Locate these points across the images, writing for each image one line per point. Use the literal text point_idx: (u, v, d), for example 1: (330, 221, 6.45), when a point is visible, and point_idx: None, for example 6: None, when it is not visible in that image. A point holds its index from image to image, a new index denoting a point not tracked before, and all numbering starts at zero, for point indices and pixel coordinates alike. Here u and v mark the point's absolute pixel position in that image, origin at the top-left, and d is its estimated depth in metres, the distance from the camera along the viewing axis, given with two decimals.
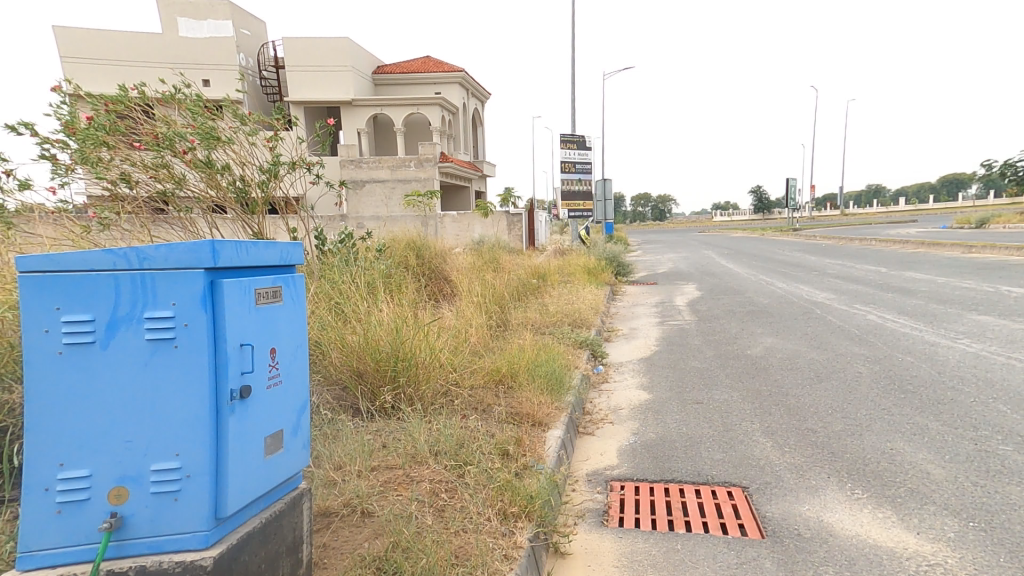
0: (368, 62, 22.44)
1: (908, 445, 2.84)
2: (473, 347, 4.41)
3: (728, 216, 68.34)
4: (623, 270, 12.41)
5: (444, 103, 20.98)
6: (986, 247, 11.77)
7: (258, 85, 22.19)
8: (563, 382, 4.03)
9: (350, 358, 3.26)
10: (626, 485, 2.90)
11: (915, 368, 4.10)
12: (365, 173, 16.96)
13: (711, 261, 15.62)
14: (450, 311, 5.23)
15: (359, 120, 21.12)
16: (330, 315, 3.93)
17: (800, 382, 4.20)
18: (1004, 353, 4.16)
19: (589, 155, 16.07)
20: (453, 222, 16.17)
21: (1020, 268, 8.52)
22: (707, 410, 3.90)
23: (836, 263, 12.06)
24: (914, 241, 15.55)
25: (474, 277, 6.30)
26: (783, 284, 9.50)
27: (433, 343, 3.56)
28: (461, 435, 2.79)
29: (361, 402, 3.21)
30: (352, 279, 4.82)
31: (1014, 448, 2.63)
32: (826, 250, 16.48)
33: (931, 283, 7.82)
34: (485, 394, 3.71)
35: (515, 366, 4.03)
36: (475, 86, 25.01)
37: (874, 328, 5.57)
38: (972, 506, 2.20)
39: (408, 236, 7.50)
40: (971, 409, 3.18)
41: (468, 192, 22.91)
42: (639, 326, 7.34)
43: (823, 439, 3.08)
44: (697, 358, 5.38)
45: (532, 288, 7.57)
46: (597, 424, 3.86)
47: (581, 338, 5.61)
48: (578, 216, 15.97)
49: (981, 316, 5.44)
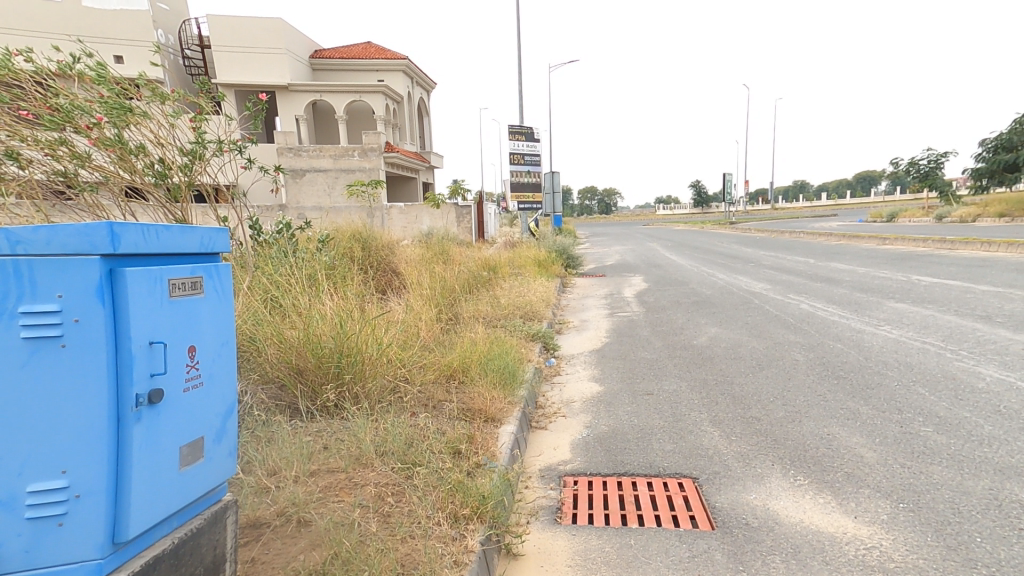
0: (305, 45, 21.30)
1: (842, 429, 3.00)
2: (423, 342, 4.26)
3: (670, 210, 71.07)
4: (572, 262, 12.53)
5: (388, 91, 20.30)
6: (900, 239, 12.81)
7: (181, 65, 20.52)
8: (515, 376, 3.95)
9: (288, 355, 3.02)
10: (580, 480, 2.88)
11: (845, 354, 4.36)
12: (305, 162, 16.11)
13: (656, 253, 16.10)
14: (397, 304, 5.02)
15: (297, 106, 20.01)
16: (265, 309, 3.63)
17: (743, 371, 4.36)
18: (919, 338, 4.51)
19: (537, 147, 16.07)
20: (400, 214, 15.73)
21: (928, 258, 9.34)
22: (657, 400, 3.98)
23: (769, 255, 12.76)
24: (837, 233, 16.72)
25: (423, 269, 6.10)
26: (724, 276, 9.92)
27: (381, 338, 3.38)
28: (411, 435, 2.65)
29: (300, 401, 2.97)
30: (290, 272, 4.50)
31: (934, 428, 2.82)
32: (761, 242, 17.43)
33: (854, 273, 8.42)
34: (436, 391, 3.57)
35: (467, 361, 3.92)
36: (421, 74, 24.34)
37: (806, 316, 5.91)
38: (902, 487, 2.32)
39: (352, 227, 7.15)
40: (895, 392, 3.40)
41: (415, 183, 22.37)
42: (589, 317, 7.43)
43: (767, 427, 3.20)
44: (646, 349, 5.49)
45: (483, 280, 7.46)
46: (549, 417, 3.83)
47: (533, 330, 5.58)
48: (527, 208, 15.98)
49: (898, 304, 5.90)
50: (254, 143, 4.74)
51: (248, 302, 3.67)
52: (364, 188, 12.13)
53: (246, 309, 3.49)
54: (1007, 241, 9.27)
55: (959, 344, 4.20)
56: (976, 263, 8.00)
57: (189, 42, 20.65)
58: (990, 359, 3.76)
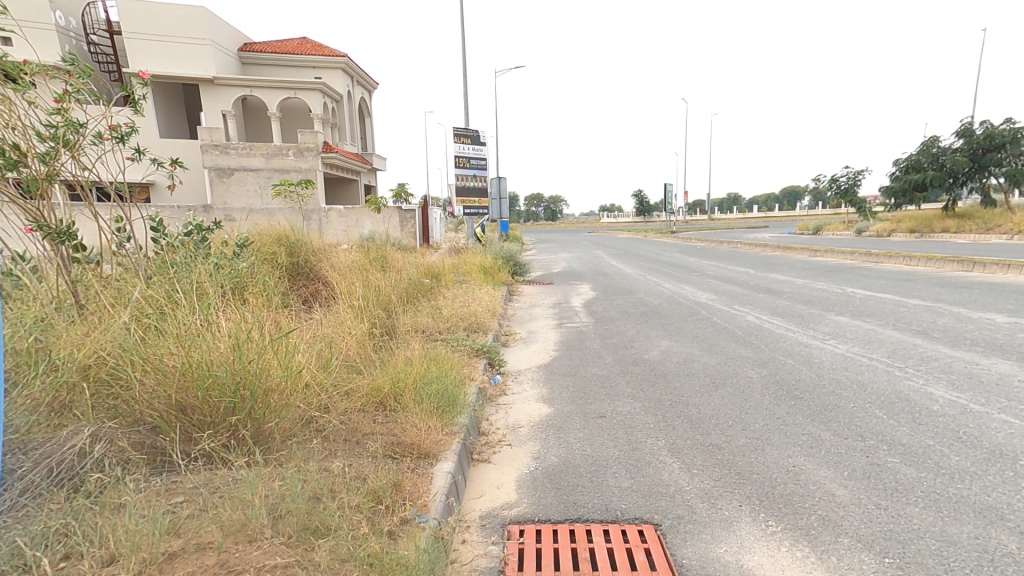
0: (231, 38, 19.82)
1: (807, 460, 2.79)
2: (350, 362, 3.71)
3: (615, 217, 73.15)
4: (520, 270, 12.19)
5: (325, 90, 19.26)
6: (829, 251, 13.51)
7: (84, 53, 18.45)
8: (456, 402, 3.47)
9: (164, 388, 2.33)
10: (526, 530, 2.46)
11: (797, 372, 4.27)
12: (233, 160, 14.86)
13: (602, 261, 16.16)
14: (322, 318, 4.43)
15: (223, 101, 18.49)
16: (144, 323, 2.92)
17: (697, 390, 4.15)
18: (867, 354, 4.51)
19: (483, 151, 15.68)
20: (339, 217, 15.12)
21: (858, 270, 9.82)
22: (611, 425, 3.65)
23: (712, 264, 13.08)
24: (772, 244, 17.52)
25: (356, 277, 5.48)
26: (671, 285, 9.95)
27: (293, 363, 2.81)
28: (323, 488, 2.15)
29: (172, 448, 2.31)
30: (185, 282, 3.79)
31: (901, 460, 2.65)
32: (702, 251, 17.98)
33: (793, 285, 8.63)
34: (362, 423, 3.05)
35: (400, 385, 3.42)
36: (360, 74, 23.32)
37: (754, 329, 5.86)
38: (883, 535, 2.09)
39: (275, 230, 6.38)
40: (853, 416, 3.27)
41: (356, 185, 21.39)
42: (536, 328, 7.09)
43: (728, 457, 2.95)
44: (597, 364, 5.20)
45: (424, 289, 6.96)
46: (493, 448, 3.39)
47: (478, 345, 5.13)
48: (473, 213, 15.54)
49: (839, 317, 5.99)
50: (139, 129, 3.95)
51: (130, 313, 2.98)
52: (295, 192, 11.24)
53: (129, 318, 2.77)
54: (925, 256, 9.90)
55: (905, 362, 4.19)
56: (901, 277, 8.43)
57: (93, 28, 18.61)
58: (938, 379, 3.72)
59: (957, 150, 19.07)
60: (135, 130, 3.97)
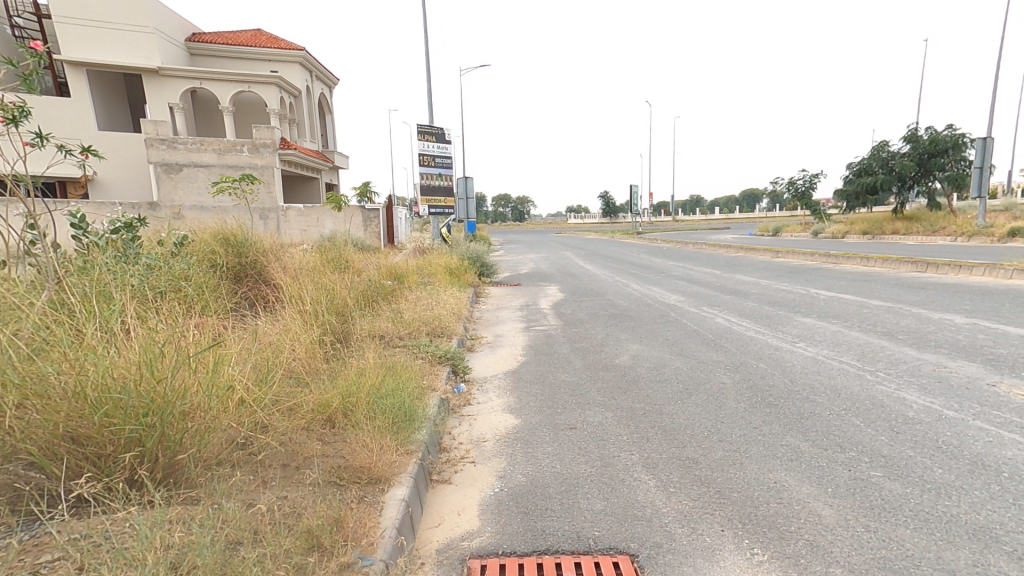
0: (178, 26, 18.72)
1: (788, 475, 2.64)
2: (294, 376, 3.32)
3: (582, 218, 73.95)
4: (487, 270, 11.88)
5: (282, 83, 18.44)
6: (790, 252, 13.83)
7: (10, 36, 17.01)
8: (415, 414, 3.10)
9: (48, 414, 1.88)
10: (488, 566, 2.18)
11: (770, 377, 4.18)
12: (182, 156, 14.05)
13: (570, 262, 16.07)
14: (269, 325, 4.02)
15: (170, 92, 17.41)
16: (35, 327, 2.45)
17: (669, 397, 3.98)
18: (837, 357, 4.47)
19: (448, 149, 15.30)
20: (299, 216, 14.58)
21: (818, 271, 10.02)
22: (581, 437, 3.43)
23: (678, 265, 13.15)
24: (735, 245, 17.89)
25: (309, 279, 5.05)
26: (638, 286, 9.89)
27: (218, 380, 2.41)
28: (245, 532, 1.78)
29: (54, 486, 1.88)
30: (97, 287, 3.30)
31: (884, 473, 2.52)
32: (668, 252, 18.19)
33: (758, 286, 8.70)
34: (304, 445, 2.67)
35: (352, 398, 3.05)
36: (320, 69, 22.50)
37: (724, 332, 5.78)
38: (876, 564, 1.93)
39: (222, 227, 5.85)
40: (829, 424, 3.17)
41: (316, 183, 20.60)
42: (503, 332, 6.83)
43: (706, 473, 2.77)
44: (566, 370, 4.97)
45: (384, 291, 6.58)
46: (454, 466, 3.09)
47: (442, 351, 4.80)
48: (438, 212, 15.14)
49: (806, 318, 6.01)
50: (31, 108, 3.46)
51: (22, 316, 2.49)
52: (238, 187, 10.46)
53: (15, 325, 2.29)
54: (881, 257, 10.18)
55: (876, 365, 4.15)
56: (860, 277, 8.62)
57: (22, 11, 17.23)
58: (909, 383, 3.67)
59: (905, 154, 19.89)
60: (27, 111, 3.49)
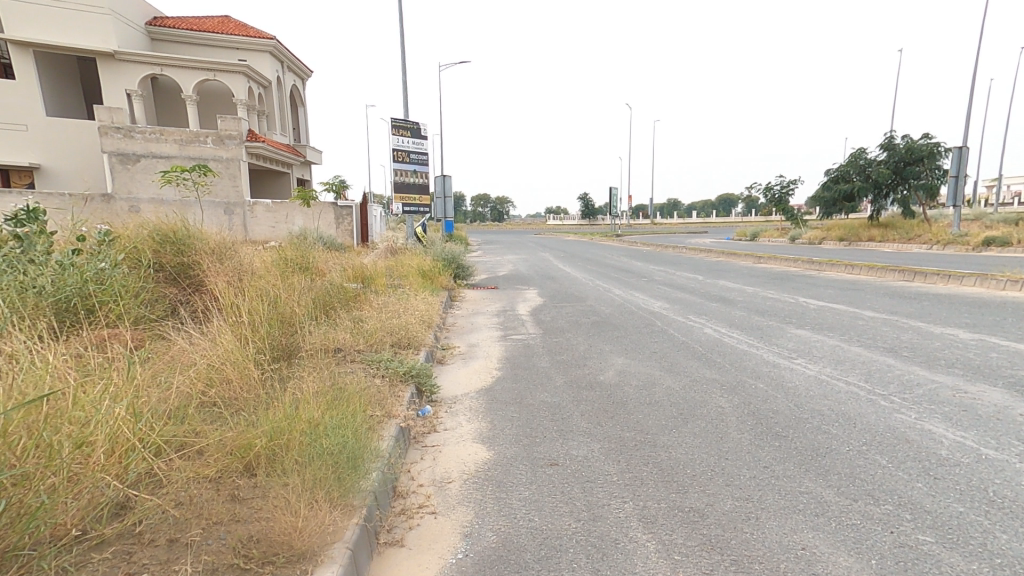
0: (137, 7, 17.52)
1: (816, 538, 2.16)
2: (212, 409, 2.66)
3: (560, 220, 73.81)
4: (463, 272, 11.23)
5: (251, 71, 17.46)
6: (771, 258, 13.63)
7: None
8: (363, 456, 2.43)
9: None
10: None
11: (773, 401, 3.73)
12: (140, 145, 13.07)
13: (549, 264, 15.59)
14: (194, 342, 3.33)
15: (127, 78, 16.28)
16: None
17: (663, 425, 3.48)
18: (842, 377, 4.06)
19: (424, 144, 14.58)
20: (267, 212, 13.74)
21: (804, 278, 9.75)
22: (564, 477, 2.90)
23: (660, 269, 12.80)
24: (716, 249, 17.72)
25: (253, 283, 4.34)
26: (621, 291, 9.44)
27: (55, 438, 1.72)
28: None
29: None
30: None
31: (936, 540, 2.06)
32: (648, 255, 17.94)
33: (744, 293, 8.36)
34: (210, 507, 2.01)
35: (282, 435, 2.40)
36: (292, 60, 21.47)
37: (715, 345, 5.35)
38: None
39: (161, 221, 5.12)
40: (852, 464, 2.71)
41: (284, 178, 19.61)
42: (477, 341, 6.26)
43: (716, 533, 2.27)
44: (545, 389, 4.42)
45: (346, 296, 5.92)
46: (409, 520, 2.50)
47: (405, 367, 4.18)
48: (412, 211, 14.46)
49: (800, 330, 5.62)
50: None
51: None
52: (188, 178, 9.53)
53: None
54: (868, 265, 9.96)
55: (888, 389, 3.73)
56: (849, 285, 8.36)
57: None
58: (932, 412, 3.26)
59: (882, 162, 20.11)
60: None
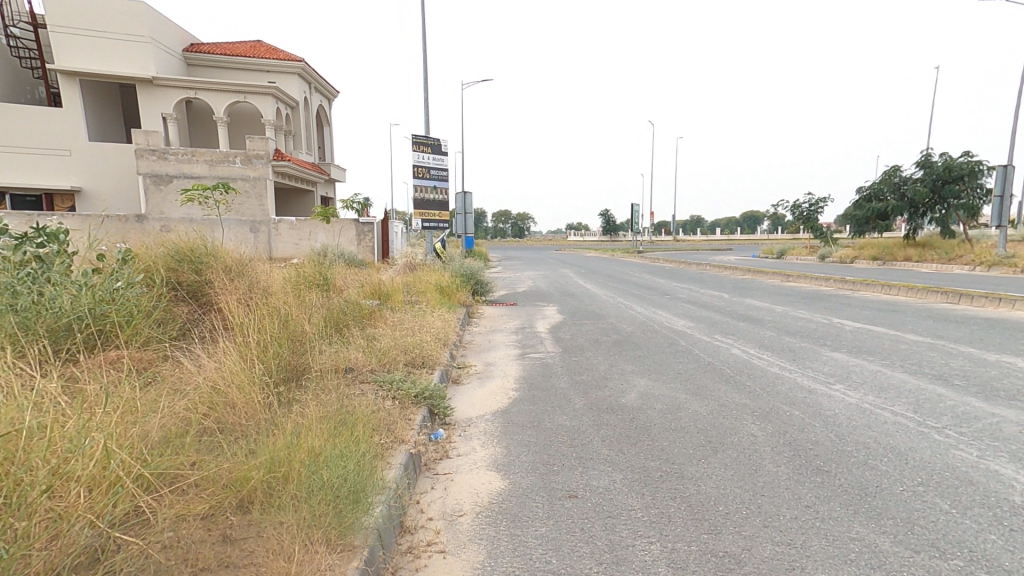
0: (174, 33, 18.29)
1: None
2: (212, 436, 2.54)
3: (580, 236, 73.61)
4: (482, 288, 11.09)
5: (279, 93, 17.95)
6: (800, 276, 13.15)
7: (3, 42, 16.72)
8: (366, 488, 2.26)
9: None
10: None
11: (812, 430, 3.43)
12: (173, 166, 13.48)
13: (569, 280, 15.39)
14: (201, 363, 3.24)
15: (162, 101, 16.90)
16: None
17: (691, 455, 3.22)
18: (888, 406, 3.74)
19: (445, 161, 14.66)
20: (290, 230, 13.94)
21: (838, 297, 9.31)
22: (584, 511, 2.67)
23: (684, 286, 12.46)
24: (741, 267, 17.27)
25: (266, 302, 4.27)
26: (643, 308, 9.17)
27: (32, 476, 1.60)
28: None
29: None
30: None
31: None
32: (671, 272, 17.57)
33: (773, 312, 8.00)
34: (199, 550, 1.87)
35: (282, 466, 2.25)
36: (319, 80, 22.04)
37: (744, 367, 5.06)
38: None
39: (180, 239, 5.13)
40: (908, 508, 2.42)
41: (308, 195, 19.98)
42: (494, 359, 6.09)
43: None
44: (564, 412, 4.20)
45: (361, 313, 5.83)
46: (415, 560, 2.31)
47: (418, 389, 4.00)
48: (432, 227, 14.48)
49: (837, 353, 5.29)
50: None
51: None
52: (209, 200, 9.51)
53: None
54: (907, 285, 9.47)
55: (942, 421, 3.40)
56: (886, 306, 7.91)
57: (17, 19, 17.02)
58: (995, 449, 2.94)
59: (919, 180, 19.39)
60: None
